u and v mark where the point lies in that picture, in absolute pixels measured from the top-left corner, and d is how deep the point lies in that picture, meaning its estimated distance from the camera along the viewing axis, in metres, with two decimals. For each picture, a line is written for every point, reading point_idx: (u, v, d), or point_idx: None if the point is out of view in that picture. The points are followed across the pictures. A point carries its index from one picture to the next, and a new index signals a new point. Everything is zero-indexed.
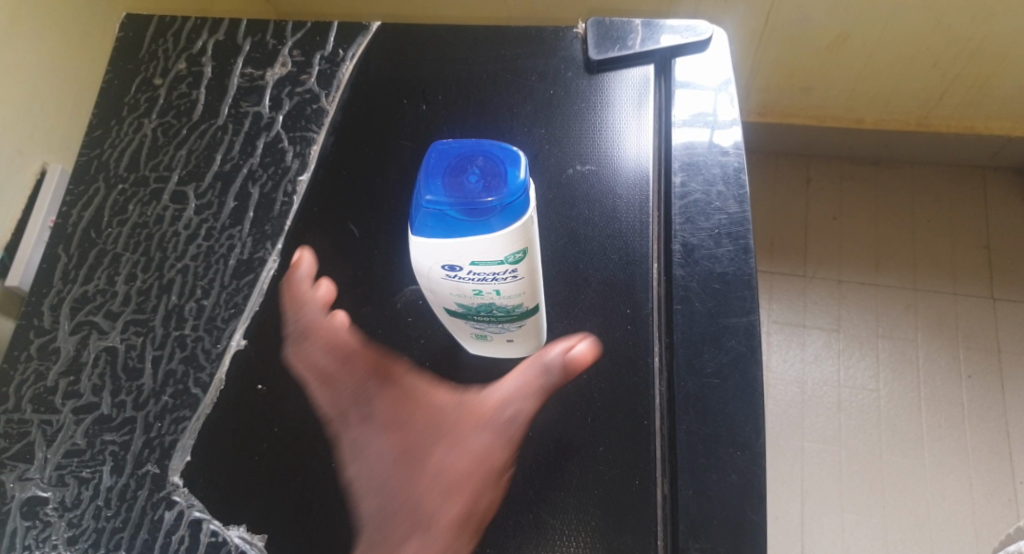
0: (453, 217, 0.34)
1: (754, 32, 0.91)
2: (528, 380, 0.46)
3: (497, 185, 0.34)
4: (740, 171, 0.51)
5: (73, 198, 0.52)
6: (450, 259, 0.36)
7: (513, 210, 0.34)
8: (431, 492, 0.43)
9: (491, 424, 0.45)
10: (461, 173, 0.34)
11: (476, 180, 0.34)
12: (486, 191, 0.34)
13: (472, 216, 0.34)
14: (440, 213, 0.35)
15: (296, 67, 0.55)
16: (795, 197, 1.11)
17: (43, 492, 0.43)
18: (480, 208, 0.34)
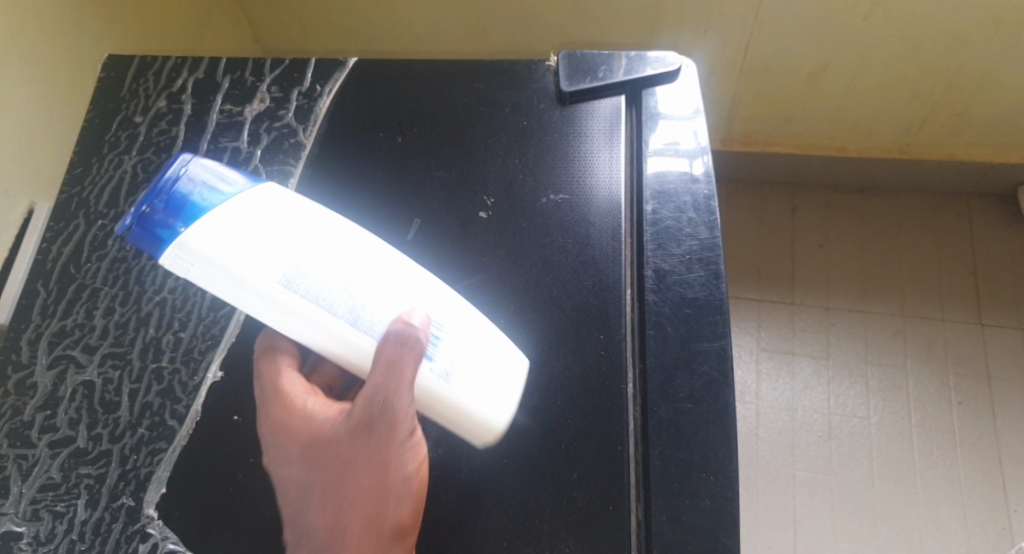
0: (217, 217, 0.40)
1: (734, 62, 0.93)
2: (383, 353, 0.40)
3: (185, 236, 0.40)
4: (710, 198, 0.52)
5: (53, 234, 0.53)
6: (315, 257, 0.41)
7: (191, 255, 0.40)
8: (340, 501, 0.40)
9: (364, 412, 0.40)
10: (178, 195, 0.40)
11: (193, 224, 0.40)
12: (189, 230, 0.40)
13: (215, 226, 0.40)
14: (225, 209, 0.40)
15: (274, 103, 0.57)
16: (781, 227, 1.11)
17: (17, 526, 0.44)
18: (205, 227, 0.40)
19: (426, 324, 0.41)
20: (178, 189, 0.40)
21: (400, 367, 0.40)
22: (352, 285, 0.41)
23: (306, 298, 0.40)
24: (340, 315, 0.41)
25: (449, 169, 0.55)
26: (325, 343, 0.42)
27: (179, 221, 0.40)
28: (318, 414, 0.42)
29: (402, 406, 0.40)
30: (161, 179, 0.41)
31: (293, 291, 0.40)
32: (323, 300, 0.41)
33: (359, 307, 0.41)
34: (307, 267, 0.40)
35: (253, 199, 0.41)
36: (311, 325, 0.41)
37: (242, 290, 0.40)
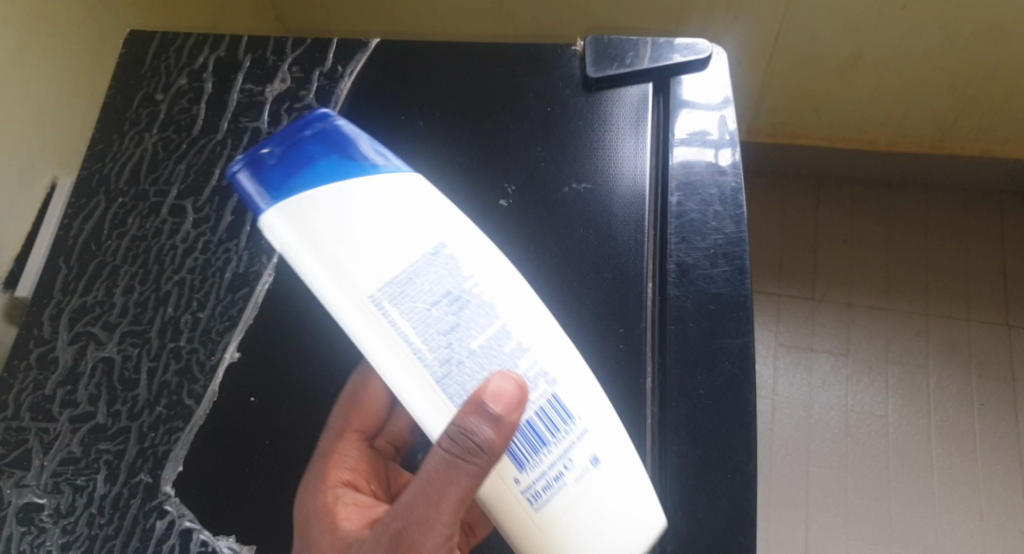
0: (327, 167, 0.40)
1: (764, 53, 0.91)
2: (435, 454, 0.34)
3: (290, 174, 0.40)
4: (738, 191, 0.51)
5: (74, 211, 0.53)
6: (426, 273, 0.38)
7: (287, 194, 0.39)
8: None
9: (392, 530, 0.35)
10: (311, 152, 0.41)
11: (301, 165, 0.40)
12: (294, 172, 0.40)
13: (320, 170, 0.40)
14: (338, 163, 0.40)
15: (295, 84, 0.56)
16: (805, 221, 1.08)
17: (39, 498, 0.44)
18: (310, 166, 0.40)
19: (508, 428, 0.34)
20: (316, 151, 0.41)
21: (448, 481, 0.34)
22: (461, 324, 0.37)
23: (395, 311, 0.37)
24: (433, 341, 0.37)
25: (471, 155, 0.54)
26: (390, 365, 0.37)
27: (303, 176, 0.40)
28: (342, 511, 0.42)
29: (438, 529, 0.35)
30: (297, 130, 0.42)
31: (387, 297, 0.37)
32: (419, 321, 0.37)
33: (462, 356, 0.37)
34: (422, 278, 0.38)
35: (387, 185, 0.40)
36: (385, 338, 0.37)
37: (330, 264, 0.38)
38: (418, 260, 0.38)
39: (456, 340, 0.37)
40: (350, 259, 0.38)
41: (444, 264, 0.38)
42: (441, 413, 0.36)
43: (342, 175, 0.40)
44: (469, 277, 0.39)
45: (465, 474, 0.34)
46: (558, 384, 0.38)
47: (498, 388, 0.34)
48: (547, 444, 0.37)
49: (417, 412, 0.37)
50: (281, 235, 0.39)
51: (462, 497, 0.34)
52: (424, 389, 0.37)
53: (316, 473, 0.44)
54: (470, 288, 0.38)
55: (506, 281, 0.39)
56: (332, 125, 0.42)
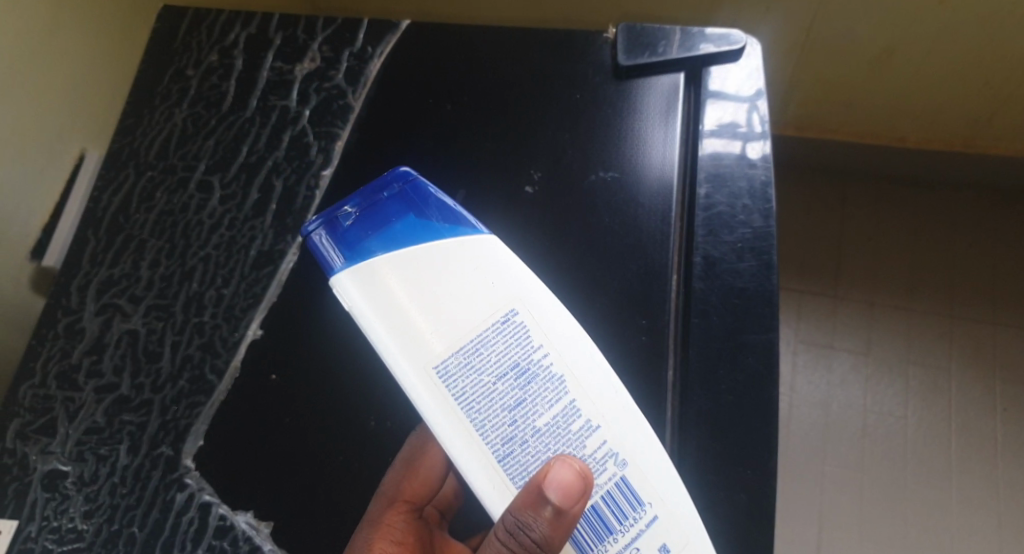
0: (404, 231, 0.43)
1: (795, 38, 0.84)
2: (491, 544, 0.35)
3: (367, 235, 0.43)
4: (768, 185, 0.50)
5: (104, 183, 0.53)
6: (494, 347, 0.40)
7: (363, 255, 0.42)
8: None
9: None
10: (390, 215, 0.44)
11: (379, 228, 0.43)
12: (371, 234, 0.43)
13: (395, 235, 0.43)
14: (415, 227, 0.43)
15: (324, 63, 0.56)
16: (829, 218, 1.01)
17: (63, 466, 0.45)
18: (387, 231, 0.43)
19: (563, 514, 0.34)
20: (395, 214, 0.44)
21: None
22: (524, 399, 0.40)
23: (459, 381, 0.40)
24: (496, 413, 0.40)
25: (498, 139, 0.54)
26: (451, 430, 0.39)
27: (380, 241, 0.43)
28: None
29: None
30: (376, 191, 0.45)
31: (452, 366, 0.40)
32: (482, 392, 0.40)
33: (525, 434, 0.39)
34: (488, 349, 0.40)
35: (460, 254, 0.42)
36: (445, 405, 0.40)
37: (399, 327, 0.41)
38: (485, 329, 0.40)
39: (521, 417, 0.39)
40: (419, 328, 0.40)
41: (512, 335, 0.41)
42: (500, 487, 0.39)
43: (416, 241, 0.42)
44: (537, 350, 0.41)
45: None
46: (626, 464, 0.39)
47: (563, 483, 0.34)
48: (613, 532, 0.39)
49: (476, 485, 0.39)
50: (353, 299, 0.42)
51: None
52: (482, 461, 0.39)
53: (361, 545, 0.42)
54: (535, 361, 0.40)
55: (574, 356, 0.41)
56: (411, 186, 0.45)
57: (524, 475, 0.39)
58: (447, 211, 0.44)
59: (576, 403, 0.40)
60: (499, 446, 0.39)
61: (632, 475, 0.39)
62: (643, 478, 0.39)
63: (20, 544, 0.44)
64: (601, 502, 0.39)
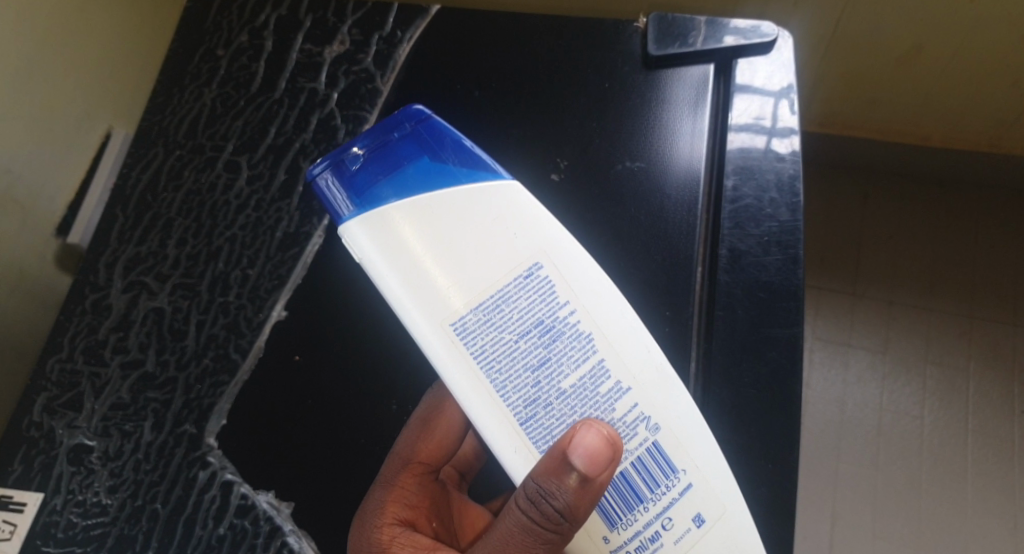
0: (419, 172, 0.40)
1: (832, 13, 0.72)
2: (517, 515, 0.35)
3: (377, 179, 0.41)
4: (796, 178, 0.49)
5: (133, 161, 0.54)
6: (518, 300, 0.38)
7: (373, 200, 0.40)
8: None
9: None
10: (401, 157, 0.41)
11: (390, 169, 0.41)
12: (381, 177, 0.41)
13: (408, 177, 0.40)
14: (431, 169, 0.40)
15: (354, 46, 0.56)
16: (850, 216, 0.94)
17: (88, 441, 0.46)
18: (399, 173, 0.40)
19: (597, 477, 0.34)
20: (407, 155, 0.41)
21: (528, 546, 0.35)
22: (549, 359, 0.38)
23: (477, 339, 0.38)
24: (517, 372, 0.38)
25: (524, 126, 0.53)
26: (471, 394, 0.38)
27: (391, 186, 0.40)
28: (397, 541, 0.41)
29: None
30: (387, 130, 0.42)
31: (469, 322, 0.38)
32: (505, 351, 0.38)
33: (550, 397, 0.38)
34: (509, 305, 0.38)
35: (478, 200, 0.39)
36: (463, 364, 0.38)
37: (414, 279, 0.38)
38: (508, 284, 0.38)
39: (545, 378, 0.38)
40: (437, 282, 0.38)
41: (534, 288, 0.39)
42: (522, 452, 0.37)
43: (430, 187, 0.40)
44: (561, 306, 0.38)
45: (546, 541, 0.35)
46: (660, 430, 0.38)
47: (589, 448, 0.34)
48: (643, 501, 0.37)
49: (498, 450, 0.37)
50: (364, 249, 0.40)
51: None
52: (504, 426, 0.37)
53: (374, 506, 0.42)
54: (561, 318, 0.38)
55: (600, 311, 0.39)
56: (424, 125, 0.42)
57: (548, 440, 0.37)
58: (465, 153, 0.41)
59: (605, 363, 0.38)
60: (521, 410, 0.38)
61: (666, 441, 0.37)
62: (677, 445, 0.37)
63: (46, 516, 0.45)
64: (632, 469, 0.38)
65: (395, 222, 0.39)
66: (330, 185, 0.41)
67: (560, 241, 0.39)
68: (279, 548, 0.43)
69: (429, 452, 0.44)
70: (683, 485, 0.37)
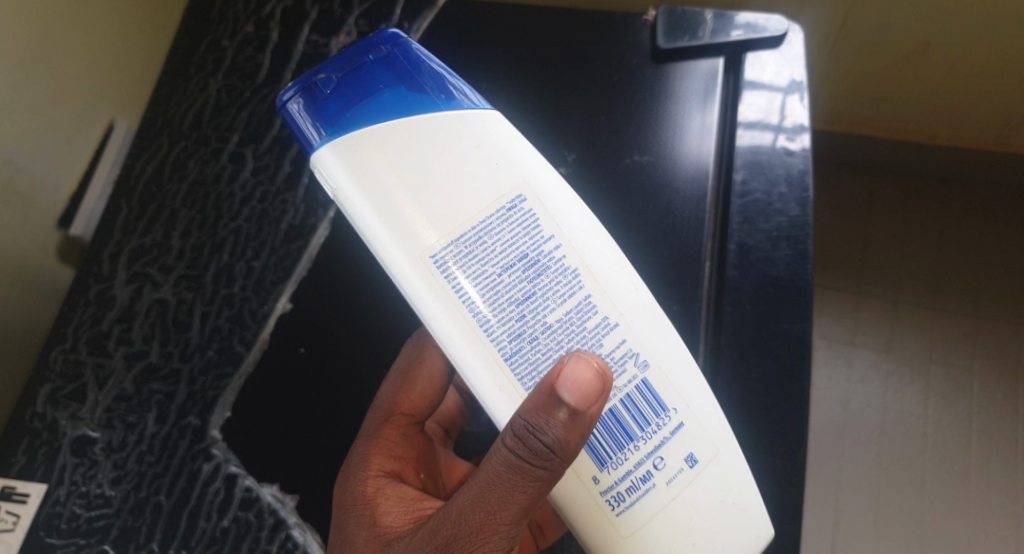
0: (395, 99, 0.39)
1: (839, 11, 0.71)
2: (503, 455, 0.33)
3: (352, 104, 0.39)
4: (806, 173, 0.48)
5: (138, 152, 0.53)
6: (501, 232, 0.38)
7: (347, 126, 0.39)
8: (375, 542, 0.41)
9: (447, 535, 0.34)
10: (376, 82, 0.40)
11: (364, 95, 0.39)
12: (356, 102, 0.39)
13: (385, 103, 0.39)
14: (406, 96, 0.39)
15: (360, 38, 0.55)
16: (857, 213, 0.93)
17: (92, 432, 0.46)
18: (376, 98, 0.39)
19: (581, 401, 0.33)
20: (382, 79, 0.40)
21: (515, 488, 0.33)
22: (533, 292, 0.37)
23: (459, 274, 0.37)
24: (500, 306, 0.37)
25: (531, 121, 0.53)
26: (451, 331, 0.37)
27: (366, 112, 0.39)
28: (383, 494, 0.41)
29: (501, 536, 0.34)
30: (361, 52, 0.40)
31: (451, 256, 0.37)
32: (486, 285, 0.37)
33: (535, 331, 0.37)
34: (491, 238, 0.37)
35: (460, 125, 0.39)
36: (446, 300, 0.37)
37: (391, 212, 0.37)
38: (490, 217, 0.38)
39: (529, 312, 0.37)
40: (415, 216, 0.37)
41: (517, 220, 0.38)
42: (506, 389, 0.37)
43: (407, 112, 0.39)
44: (546, 241, 0.38)
45: (536, 480, 0.33)
46: (649, 370, 0.37)
47: (580, 377, 0.33)
48: (634, 440, 0.37)
49: (482, 388, 0.37)
50: (339, 181, 0.38)
51: (528, 504, 0.34)
52: (488, 361, 0.37)
53: (360, 458, 0.43)
54: (545, 252, 0.38)
55: (586, 247, 0.38)
56: (400, 48, 0.41)
57: (534, 375, 0.37)
58: (442, 81, 0.40)
59: (592, 298, 0.37)
60: (506, 344, 0.37)
61: (655, 378, 0.37)
62: (667, 384, 0.37)
63: (49, 507, 0.45)
64: (622, 407, 0.37)
65: (368, 153, 0.38)
66: (304, 110, 0.40)
67: (542, 173, 0.39)
68: (283, 541, 0.43)
69: (411, 404, 0.45)
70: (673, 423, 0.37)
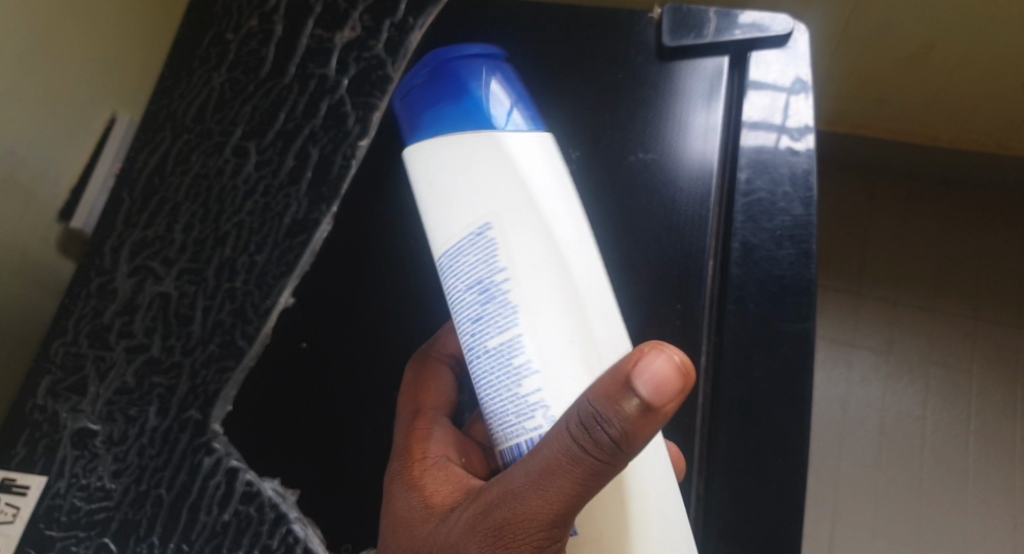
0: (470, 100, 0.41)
1: (845, 10, 0.71)
2: (565, 438, 0.31)
3: (437, 90, 0.42)
4: (810, 172, 0.48)
5: (141, 145, 0.54)
6: (477, 243, 0.38)
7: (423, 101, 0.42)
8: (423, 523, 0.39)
9: (497, 516, 0.32)
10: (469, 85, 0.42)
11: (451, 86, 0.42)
12: (440, 89, 0.42)
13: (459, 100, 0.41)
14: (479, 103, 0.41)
15: (364, 33, 0.52)
16: (857, 215, 0.93)
17: (93, 425, 0.46)
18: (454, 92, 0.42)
19: (652, 393, 0.29)
20: (449, 90, 0.42)
21: (570, 477, 0.31)
22: (483, 315, 0.37)
23: (446, 257, 0.39)
24: (457, 321, 0.39)
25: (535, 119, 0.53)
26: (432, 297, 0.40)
27: (447, 97, 0.41)
28: (434, 478, 0.39)
29: (553, 527, 0.31)
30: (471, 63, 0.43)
31: (447, 240, 0.39)
32: (456, 276, 0.39)
33: (477, 346, 0.37)
34: (469, 247, 0.38)
35: (458, 146, 0.40)
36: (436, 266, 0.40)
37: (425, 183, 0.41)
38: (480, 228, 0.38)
39: (474, 331, 0.37)
40: (439, 193, 0.40)
41: (477, 247, 0.38)
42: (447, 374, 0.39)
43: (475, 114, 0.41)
44: (503, 277, 0.37)
45: (594, 471, 0.30)
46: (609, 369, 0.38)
47: (658, 369, 0.29)
48: None
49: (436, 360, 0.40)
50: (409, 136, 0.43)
51: (580, 496, 0.31)
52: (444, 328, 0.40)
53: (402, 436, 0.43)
54: (497, 284, 0.37)
55: (534, 283, 0.36)
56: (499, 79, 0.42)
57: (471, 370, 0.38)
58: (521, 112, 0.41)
59: (518, 340, 0.36)
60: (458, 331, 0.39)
61: None
62: None
63: (49, 499, 0.45)
64: None
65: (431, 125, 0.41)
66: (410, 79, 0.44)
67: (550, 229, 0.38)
68: (285, 535, 0.42)
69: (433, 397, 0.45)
70: None
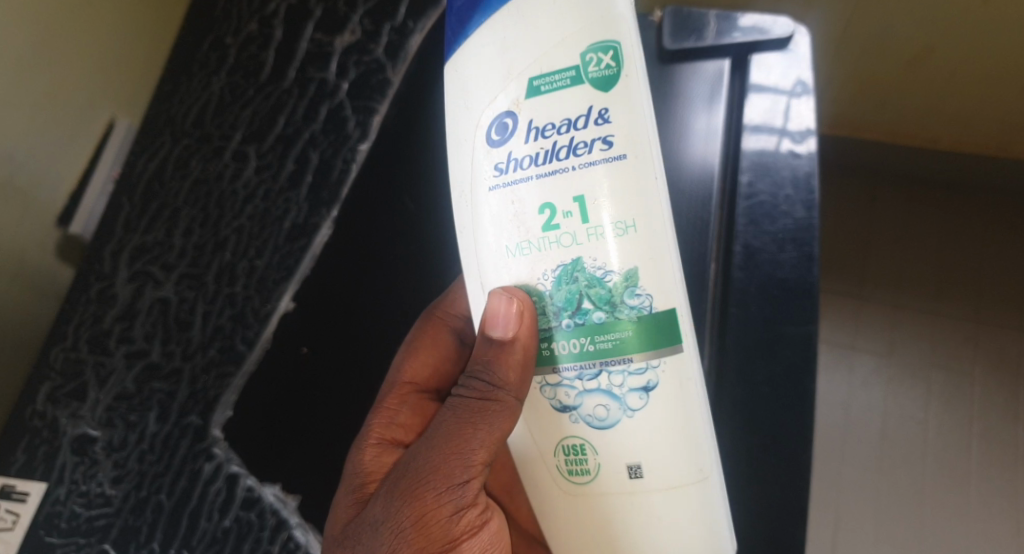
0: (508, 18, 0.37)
1: (846, 12, 0.71)
2: (471, 395, 0.39)
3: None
4: (812, 175, 0.48)
5: (140, 149, 0.53)
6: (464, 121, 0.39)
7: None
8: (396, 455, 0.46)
9: (409, 463, 0.39)
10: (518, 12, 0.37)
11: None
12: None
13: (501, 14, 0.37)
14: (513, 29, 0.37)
15: (365, 37, 0.52)
16: (857, 216, 0.92)
17: (93, 430, 0.46)
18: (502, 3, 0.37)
19: (500, 317, 0.37)
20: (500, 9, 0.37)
21: (468, 423, 0.38)
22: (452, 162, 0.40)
23: (458, 88, 0.39)
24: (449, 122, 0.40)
25: None
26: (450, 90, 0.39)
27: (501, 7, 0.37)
28: (405, 407, 0.47)
29: (459, 466, 0.38)
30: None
31: (462, 93, 0.39)
32: (457, 116, 0.39)
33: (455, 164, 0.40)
34: (467, 124, 0.39)
35: (505, 52, 0.37)
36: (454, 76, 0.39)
37: (480, 44, 0.38)
38: (477, 124, 0.38)
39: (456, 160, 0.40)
40: (476, 64, 0.38)
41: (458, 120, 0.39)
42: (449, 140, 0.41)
43: (520, 44, 0.37)
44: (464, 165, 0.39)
45: (501, 417, 0.38)
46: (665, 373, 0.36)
47: (505, 313, 0.37)
48: (611, 407, 0.37)
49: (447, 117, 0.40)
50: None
51: (486, 437, 0.38)
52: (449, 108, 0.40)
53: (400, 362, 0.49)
54: (458, 162, 0.39)
55: (478, 198, 0.38)
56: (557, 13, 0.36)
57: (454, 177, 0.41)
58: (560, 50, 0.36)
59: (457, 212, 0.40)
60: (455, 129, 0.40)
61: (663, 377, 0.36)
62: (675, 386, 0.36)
63: (49, 506, 0.45)
64: (609, 380, 0.37)
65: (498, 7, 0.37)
66: None
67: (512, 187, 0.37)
68: (286, 541, 0.43)
69: (415, 372, 0.48)
70: (658, 432, 0.36)
